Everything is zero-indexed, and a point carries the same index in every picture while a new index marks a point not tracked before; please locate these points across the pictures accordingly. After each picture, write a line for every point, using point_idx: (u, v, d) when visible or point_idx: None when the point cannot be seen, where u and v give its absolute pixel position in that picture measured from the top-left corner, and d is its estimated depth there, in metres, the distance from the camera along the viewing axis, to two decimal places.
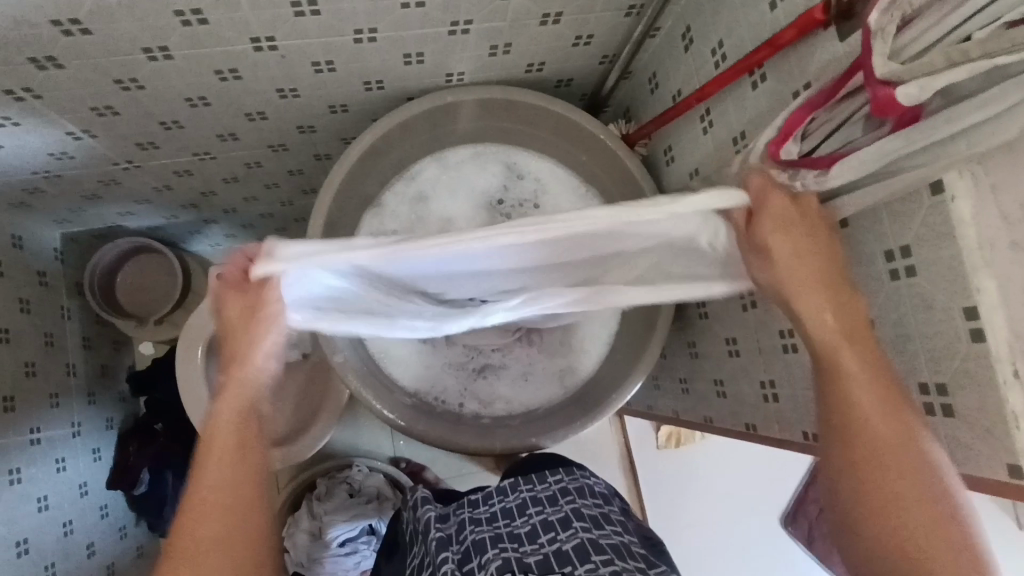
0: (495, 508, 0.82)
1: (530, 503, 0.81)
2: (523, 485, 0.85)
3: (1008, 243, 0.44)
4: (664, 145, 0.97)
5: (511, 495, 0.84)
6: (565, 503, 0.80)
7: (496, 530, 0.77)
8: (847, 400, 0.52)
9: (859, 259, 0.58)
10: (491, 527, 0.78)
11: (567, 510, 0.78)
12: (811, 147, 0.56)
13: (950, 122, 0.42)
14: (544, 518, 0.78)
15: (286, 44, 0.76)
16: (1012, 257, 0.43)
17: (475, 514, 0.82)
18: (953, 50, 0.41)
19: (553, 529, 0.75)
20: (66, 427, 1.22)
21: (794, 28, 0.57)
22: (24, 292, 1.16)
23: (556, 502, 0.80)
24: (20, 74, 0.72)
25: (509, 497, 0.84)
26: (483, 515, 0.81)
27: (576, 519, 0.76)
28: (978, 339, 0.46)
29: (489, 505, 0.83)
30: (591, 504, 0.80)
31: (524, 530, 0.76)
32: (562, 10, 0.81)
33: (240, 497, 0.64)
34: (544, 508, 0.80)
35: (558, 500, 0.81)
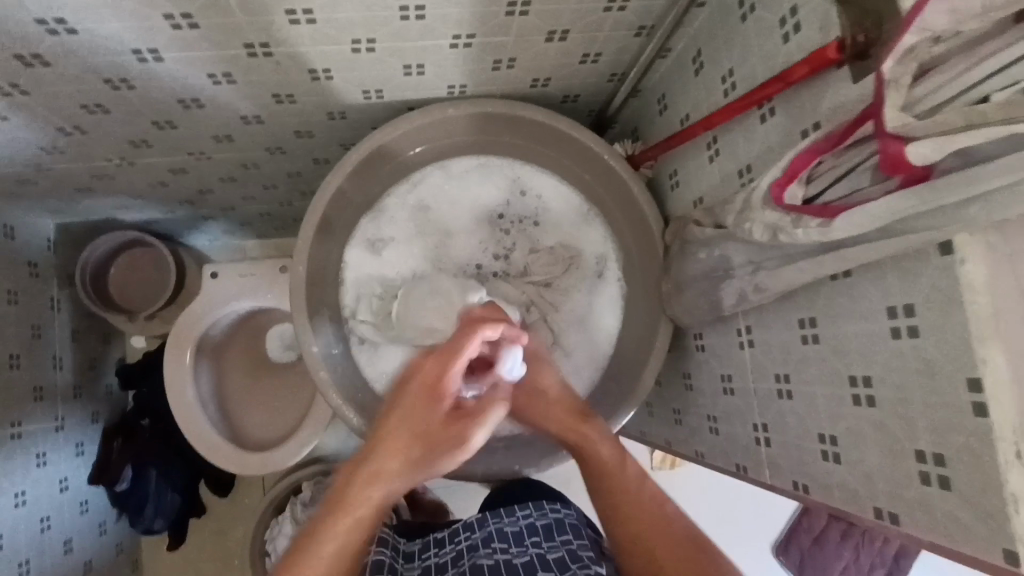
0: (462, 544, 0.81)
1: (495, 539, 0.80)
2: (491, 518, 0.84)
3: None
4: (669, 169, 0.94)
5: (478, 530, 0.82)
6: (531, 546, 0.78)
7: (460, 569, 0.75)
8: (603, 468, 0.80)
9: (862, 312, 0.55)
10: (457, 568, 0.76)
11: (533, 553, 0.76)
12: (815, 192, 0.53)
13: (963, 186, 0.39)
14: (508, 558, 0.76)
15: (281, 51, 0.73)
16: None
17: (441, 556, 0.81)
18: (972, 110, 0.38)
19: (517, 572, 0.73)
20: (48, 422, 1.20)
21: (807, 63, 0.55)
22: (13, 283, 1.14)
23: (522, 541, 0.79)
24: (6, 70, 0.70)
25: (476, 532, 0.82)
26: (448, 557, 0.80)
27: (541, 567, 0.73)
28: (982, 414, 0.43)
29: (455, 543, 0.82)
30: (558, 545, 0.78)
31: (487, 566, 0.74)
32: (569, 27, 0.79)
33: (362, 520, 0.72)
34: (510, 547, 0.78)
35: (525, 539, 0.80)
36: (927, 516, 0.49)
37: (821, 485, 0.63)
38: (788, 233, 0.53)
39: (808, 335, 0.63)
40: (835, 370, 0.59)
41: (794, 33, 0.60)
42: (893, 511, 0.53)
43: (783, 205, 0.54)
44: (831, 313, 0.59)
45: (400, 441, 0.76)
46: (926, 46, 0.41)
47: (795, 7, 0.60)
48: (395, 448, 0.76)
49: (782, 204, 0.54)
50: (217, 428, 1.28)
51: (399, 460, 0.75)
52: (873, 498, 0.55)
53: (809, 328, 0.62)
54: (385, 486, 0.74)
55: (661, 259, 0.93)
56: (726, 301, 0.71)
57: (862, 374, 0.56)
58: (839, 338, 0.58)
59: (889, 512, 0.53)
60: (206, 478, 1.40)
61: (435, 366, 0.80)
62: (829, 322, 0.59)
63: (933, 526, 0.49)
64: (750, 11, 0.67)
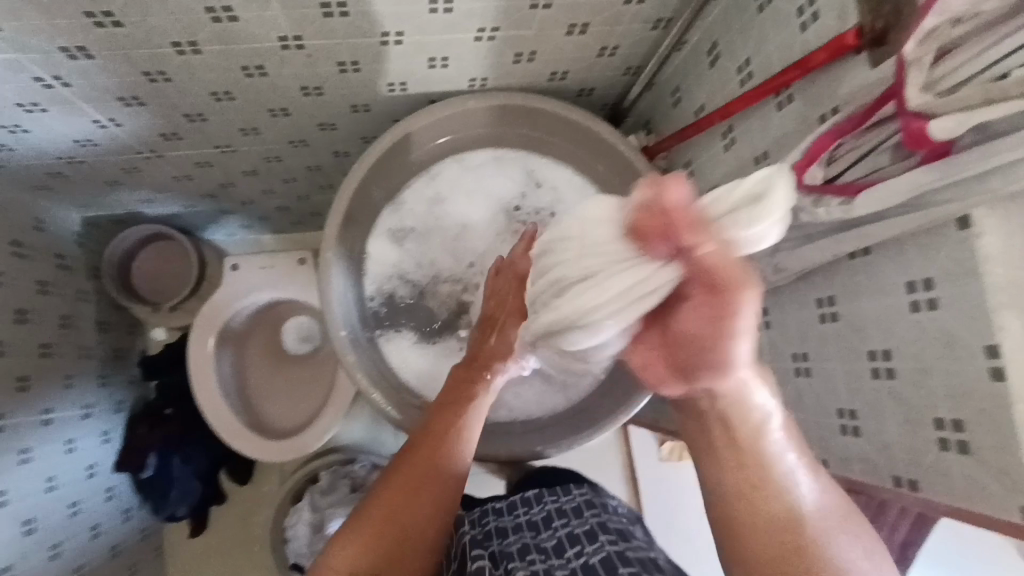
0: (521, 518, 0.83)
1: (555, 516, 0.83)
2: (548, 497, 0.87)
3: None
4: (684, 159, 0.97)
5: (536, 507, 0.85)
6: (591, 516, 0.81)
7: (522, 541, 0.78)
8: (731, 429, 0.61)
9: (881, 289, 0.57)
10: (518, 535, 0.80)
11: (594, 523, 0.80)
12: (836, 172, 0.55)
13: (982, 160, 0.41)
14: (570, 530, 0.79)
15: (312, 44, 0.76)
16: None
17: (500, 522, 0.83)
18: (990, 86, 0.40)
19: (580, 540, 0.76)
20: (76, 409, 1.23)
21: (826, 50, 0.57)
22: (43, 274, 1.17)
23: (581, 515, 0.82)
24: (50, 62, 0.73)
25: (534, 509, 0.85)
26: (508, 524, 0.83)
27: (602, 532, 0.78)
28: (999, 379, 0.45)
29: (514, 515, 0.85)
30: (616, 519, 0.82)
31: (550, 544, 0.77)
32: (589, 21, 0.81)
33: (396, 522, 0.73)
34: (570, 521, 0.81)
35: (584, 513, 0.82)
36: (944, 480, 0.52)
37: (839, 458, 0.65)
38: (809, 212, 0.55)
39: (826, 313, 0.65)
40: (853, 346, 0.61)
41: (811, 22, 0.62)
42: (912, 478, 0.55)
43: (804, 185, 0.56)
44: (848, 291, 0.61)
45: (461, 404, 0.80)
46: (948, 27, 0.42)
47: None
48: (456, 408, 0.80)
49: (802, 185, 0.56)
50: (239, 416, 1.31)
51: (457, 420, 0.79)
52: (893, 467, 0.57)
53: (827, 307, 0.64)
54: (450, 443, 0.78)
55: None
56: None
57: (880, 349, 0.58)
58: (855, 314, 0.60)
59: (908, 480, 0.56)
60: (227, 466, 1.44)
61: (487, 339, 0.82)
62: (846, 300, 0.61)
63: (952, 490, 0.51)
64: (767, 2, 0.69)
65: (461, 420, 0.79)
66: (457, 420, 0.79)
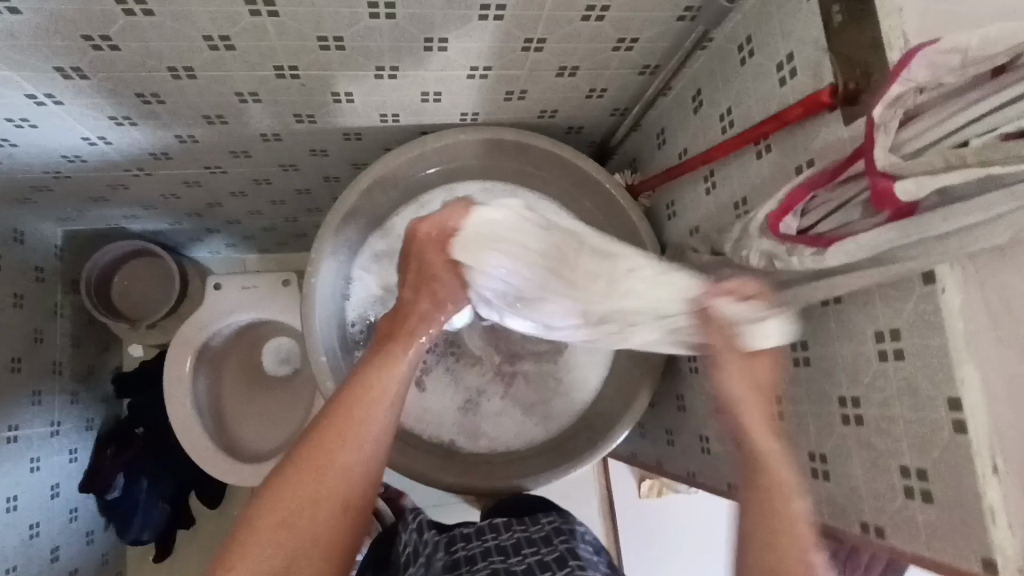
0: (489, 544, 0.83)
1: (525, 543, 0.82)
2: (517, 524, 0.86)
3: (992, 326, 0.45)
4: (666, 200, 0.99)
5: (505, 533, 0.84)
6: (561, 542, 0.81)
7: (493, 567, 0.77)
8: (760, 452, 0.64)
9: (850, 336, 0.59)
10: (487, 562, 0.79)
11: (563, 549, 0.79)
12: (810, 223, 0.58)
13: (943, 222, 0.43)
14: (540, 558, 0.78)
15: (308, 74, 0.77)
16: (996, 338, 0.44)
17: (469, 551, 0.82)
18: (951, 154, 0.42)
19: (550, 568, 0.76)
20: (43, 426, 1.20)
21: (801, 106, 0.60)
22: (19, 287, 1.16)
23: (551, 542, 0.82)
24: (43, 79, 0.73)
25: (502, 535, 0.84)
26: (476, 552, 0.82)
27: (572, 557, 0.77)
28: (960, 431, 0.47)
29: (483, 541, 0.84)
30: (585, 546, 0.82)
31: (521, 569, 0.77)
32: (578, 64, 0.83)
33: (311, 496, 0.66)
34: (540, 549, 0.80)
35: (553, 539, 0.82)
36: (909, 528, 0.53)
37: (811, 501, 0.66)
38: (783, 260, 0.58)
39: (799, 357, 0.67)
40: (823, 390, 0.63)
41: (789, 78, 0.65)
42: (879, 524, 0.56)
43: (778, 235, 0.58)
44: (820, 336, 0.63)
45: (371, 383, 0.73)
46: (913, 94, 0.45)
47: (790, 54, 0.64)
48: (365, 389, 0.72)
49: (778, 234, 0.58)
50: (213, 436, 1.29)
51: (366, 401, 0.71)
52: (860, 511, 0.58)
53: (800, 350, 0.66)
54: (355, 428, 0.70)
55: None
56: None
57: (850, 395, 0.59)
58: (826, 359, 0.62)
59: (874, 526, 0.57)
60: (196, 489, 1.41)
61: (403, 310, 0.79)
62: (818, 345, 0.63)
63: (916, 538, 0.52)
64: (749, 56, 0.72)
65: (371, 400, 0.71)
66: (368, 402, 0.71)
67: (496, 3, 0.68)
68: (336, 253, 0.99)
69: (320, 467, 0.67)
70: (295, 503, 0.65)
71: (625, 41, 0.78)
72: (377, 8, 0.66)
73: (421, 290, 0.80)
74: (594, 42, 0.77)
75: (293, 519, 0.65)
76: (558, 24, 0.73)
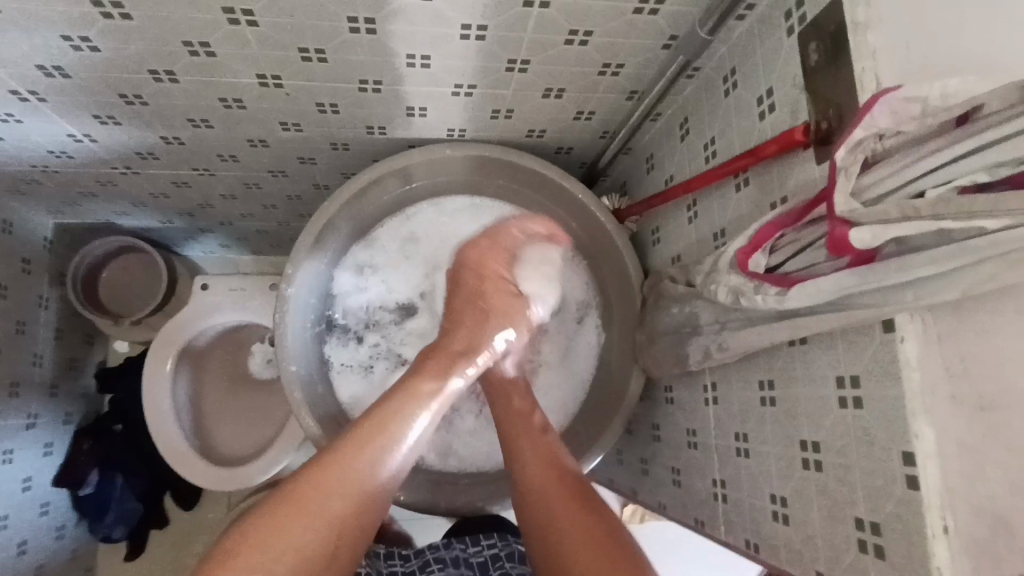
0: (427, 560, 0.85)
1: (461, 566, 0.84)
2: (456, 543, 0.88)
3: (948, 380, 0.44)
4: (652, 226, 0.98)
5: (444, 551, 0.87)
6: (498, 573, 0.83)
7: None
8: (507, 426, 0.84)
9: (814, 379, 0.57)
10: None
11: None
12: (778, 262, 0.57)
13: (900, 272, 0.42)
14: None
15: (291, 83, 0.77)
16: (951, 393, 0.43)
17: (407, 569, 0.84)
18: (906, 204, 0.41)
19: None
20: (19, 418, 1.20)
21: (776, 143, 0.59)
22: (3, 277, 1.16)
23: (488, 571, 0.84)
24: (26, 76, 0.74)
25: (441, 552, 0.87)
26: (413, 570, 0.84)
27: None
28: (913, 487, 0.46)
29: (421, 558, 0.86)
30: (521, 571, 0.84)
31: None
32: (565, 87, 0.82)
33: (325, 520, 0.63)
34: None
35: (490, 569, 0.84)
36: None
37: (770, 544, 0.64)
38: (749, 298, 0.57)
39: (766, 396, 0.65)
40: (786, 431, 0.62)
41: (768, 113, 0.64)
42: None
43: (747, 271, 0.57)
44: (786, 377, 0.62)
45: (395, 410, 0.71)
46: (874, 140, 0.44)
47: (770, 89, 0.64)
48: (387, 417, 0.70)
49: (746, 271, 0.57)
50: (188, 438, 1.29)
51: (385, 432, 0.69)
52: (815, 559, 0.57)
53: (767, 390, 0.65)
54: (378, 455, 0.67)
55: (639, 310, 0.97)
56: (692, 357, 0.74)
57: (811, 440, 0.58)
58: (791, 400, 0.61)
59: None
60: (172, 489, 1.40)
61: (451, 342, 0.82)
62: (783, 385, 0.62)
63: None
64: (733, 87, 0.71)
65: (391, 433, 0.69)
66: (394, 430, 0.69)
67: (478, 24, 0.67)
68: (313, 263, 0.97)
69: (338, 491, 0.64)
70: (305, 521, 0.62)
71: (610, 67, 0.78)
72: (357, 23, 0.66)
73: (472, 310, 0.86)
74: (579, 66, 0.77)
75: (300, 536, 0.61)
76: (541, 47, 0.73)
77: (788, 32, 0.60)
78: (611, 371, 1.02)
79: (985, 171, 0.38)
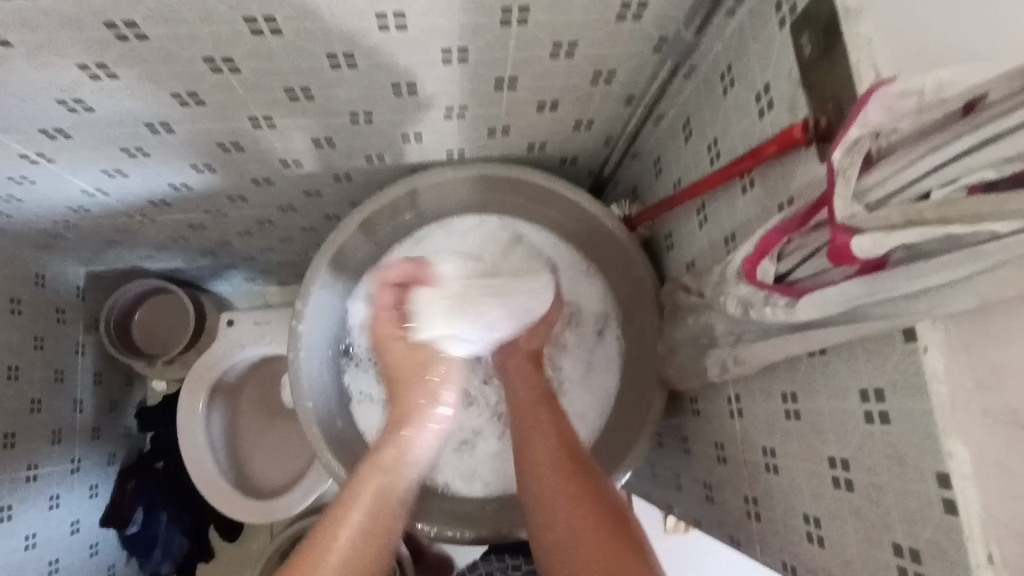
0: None
1: None
2: None
3: (978, 393, 0.40)
4: (665, 231, 0.95)
5: None
6: None
7: None
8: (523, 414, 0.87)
9: (837, 392, 0.53)
10: None
11: None
12: (787, 269, 0.53)
13: (911, 280, 0.39)
14: None
15: (283, 123, 0.78)
16: (983, 409, 0.39)
17: None
18: (909, 208, 0.37)
19: None
20: (64, 463, 1.25)
21: (775, 143, 0.56)
22: (40, 329, 1.21)
23: None
24: (32, 141, 0.76)
25: None
26: None
27: None
28: (952, 511, 0.42)
29: None
30: None
31: None
32: (558, 99, 0.80)
33: None
34: None
35: None
36: None
37: (807, 568, 0.60)
38: (758, 310, 0.53)
39: (790, 410, 0.61)
40: (814, 447, 0.58)
41: (767, 110, 0.61)
42: None
43: (755, 282, 0.54)
44: (808, 389, 0.58)
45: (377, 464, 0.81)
46: (872, 138, 0.41)
47: (767, 85, 0.60)
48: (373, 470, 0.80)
49: (755, 282, 0.54)
50: (225, 473, 1.31)
51: (349, 514, 0.74)
52: None
53: (791, 404, 0.61)
54: (349, 537, 0.72)
55: (657, 319, 0.93)
56: (711, 370, 0.71)
57: (840, 457, 0.54)
58: (816, 414, 0.57)
59: None
60: (214, 522, 1.43)
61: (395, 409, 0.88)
62: (807, 398, 0.58)
63: None
64: (730, 85, 0.67)
65: (356, 513, 0.75)
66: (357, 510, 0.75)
67: (458, 47, 0.66)
68: (324, 296, 0.97)
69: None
70: None
71: (603, 75, 0.75)
72: (337, 59, 0.66)
73: (408, 370, 0.90)
74: (569, 77, 0.75)
75: None
76: (527, 63, 0.71)
77: (780, 25, 0.57)
78: (635, 383, 0.99)
79: (993, 167, 0.35)
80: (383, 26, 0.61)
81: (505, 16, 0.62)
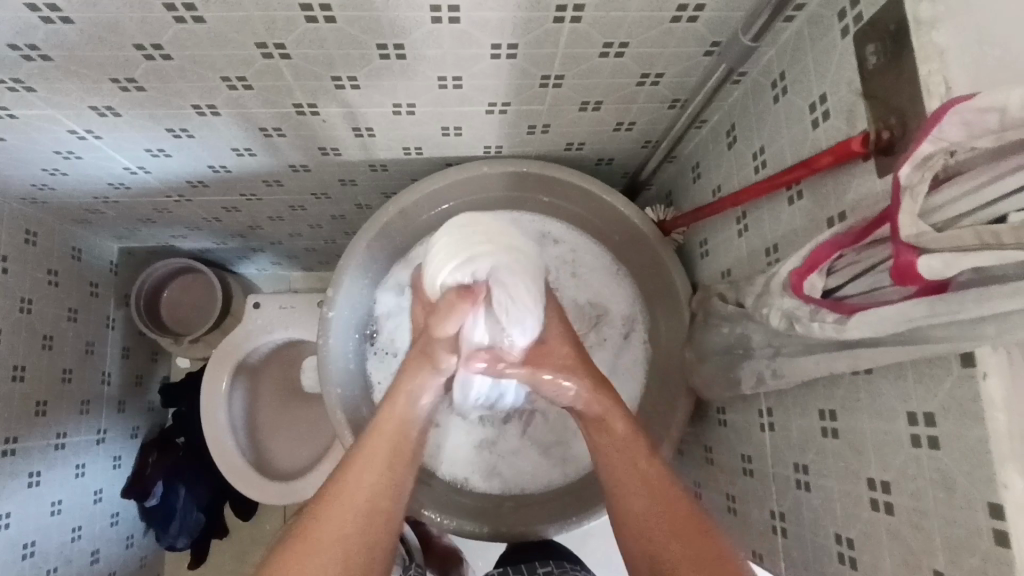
0: None
1: None
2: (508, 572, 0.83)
3: None
4: (699, 237, 0.93)
5: None
6: None
7: None
8: (611, 454, 0.74)
9: (881, 413, 0.52)
10: None
11: None
12: (837, 284, 0.52)
13: (979, 304, 0.38)
14: None
15: (327, 110, 0.78)
16: None
17: None
18: (984, 230, 0.37)
19: None
20: (90, 433, 1.27)
21: (831, 154, 0.54)
22: (74, 301, 1.23)
23: None
24: (82, 117, 0.77)
25: None
26: None
27: None
28: (1002, 544, 0.41)
29: None
30: None
31: None
32: (602, 99, 0.79)
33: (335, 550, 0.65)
34: None
35: None
36: None
37: None
38: (804, 324, 0.52)
39: (827, 427, 0.60)
40: (851, 467, 0.57)
41: (822, 120, 0.59)
42: None
43: (802, 295, 0.53)
44: (848, 407, 0.57)
45: (393, 413, 0.76)
46: (945, 156, 0.40)
47: (824, 95, 0.59)
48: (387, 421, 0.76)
49: (801, 295, 0.53)
50: (244, 453, 1.33)
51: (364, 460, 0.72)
52: None
53: (828, 421, 0.60)
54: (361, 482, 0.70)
55: (687, 327, 0.92)
56: (745, 382, 0.70)
57: (880, 479, 0.53)
58: (856, 434, 0.56)
59: None
60: (231, 500, 1.45)
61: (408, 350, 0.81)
62: (845, 417, 0.57)
63: None
64: (783, 93, 0.66)
65: (366, 460, 0.72)
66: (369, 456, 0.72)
67: (508, 42, 0.66)
68: (352, 284, 0.97)
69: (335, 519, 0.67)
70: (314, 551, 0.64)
71: (649, 76, 0.74)
72: (387, 49, 0.65)
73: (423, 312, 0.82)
74: (616, 78, 0.74)
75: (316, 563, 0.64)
76: (575, 62, 0.70)
77: (842, 33, 0.56)
78: (660, 390, 0.98)
79: None
80: (435, 19, 0.61)
81: (559, 13, 0.61)
